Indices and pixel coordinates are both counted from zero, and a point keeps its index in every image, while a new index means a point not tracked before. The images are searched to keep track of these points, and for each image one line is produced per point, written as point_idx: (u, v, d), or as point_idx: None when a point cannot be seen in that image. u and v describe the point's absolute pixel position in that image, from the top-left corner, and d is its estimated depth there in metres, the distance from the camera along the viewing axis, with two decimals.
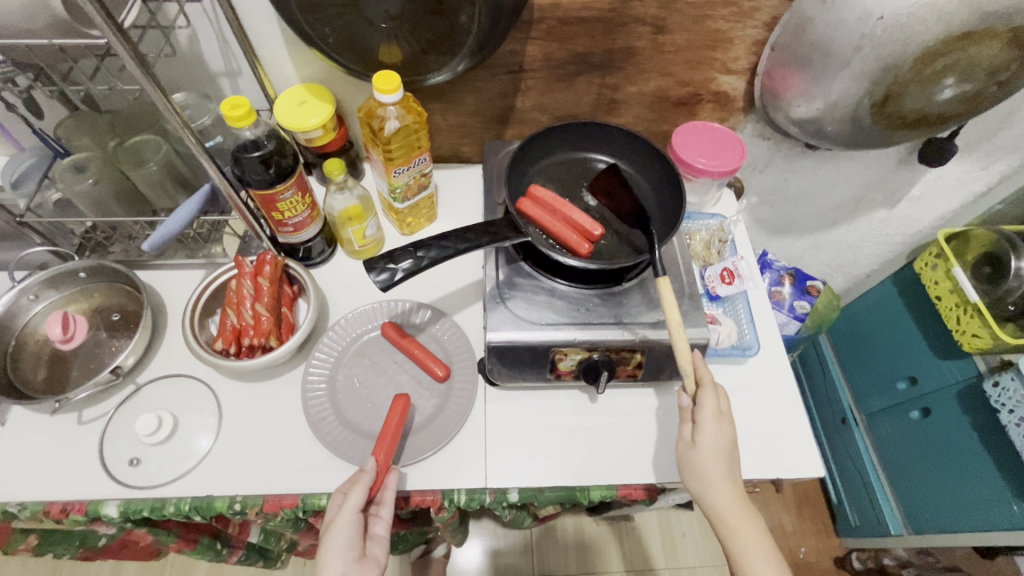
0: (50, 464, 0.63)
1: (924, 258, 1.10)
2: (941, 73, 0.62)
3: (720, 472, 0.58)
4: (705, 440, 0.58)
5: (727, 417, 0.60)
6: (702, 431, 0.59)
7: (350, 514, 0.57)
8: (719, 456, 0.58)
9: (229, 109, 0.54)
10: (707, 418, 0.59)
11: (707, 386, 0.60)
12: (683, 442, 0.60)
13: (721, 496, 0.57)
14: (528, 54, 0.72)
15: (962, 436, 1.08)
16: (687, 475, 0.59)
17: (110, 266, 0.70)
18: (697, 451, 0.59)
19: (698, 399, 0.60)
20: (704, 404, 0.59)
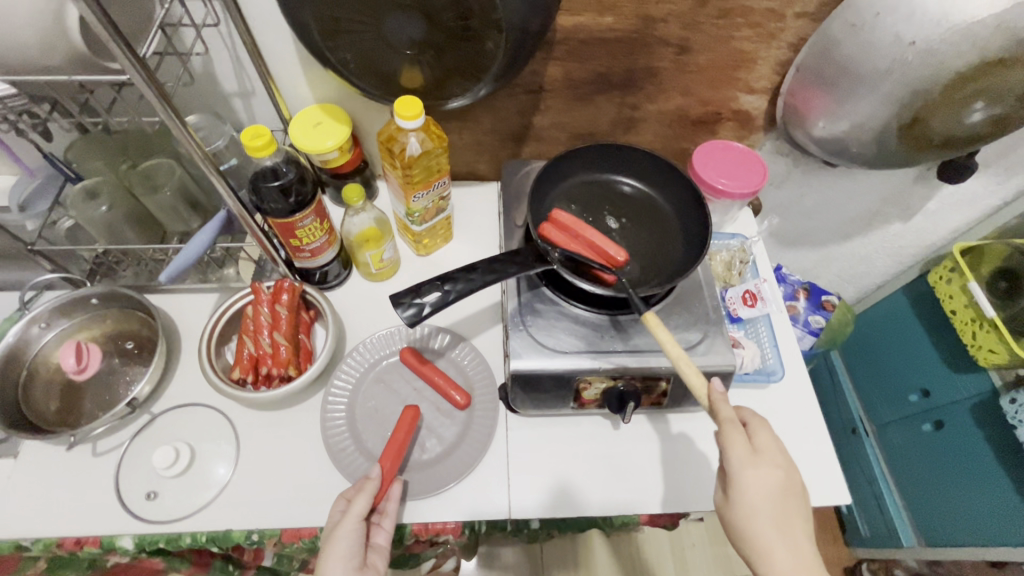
0: (63, 497, 0.62)
1: (939, 271, 1.10)
2: (971, 97, 0.61)
3: (766, 528, 0.52)
4: (740, 494, 0.53)
5: (763, 457, 0.54)
6: (737, 484, 0.53)
7: (353, 522, 0.56)
8: (761, 509, 0.52)
9: (249, 139, 0.53)
10: (737, 466, 0.53)
11: (726, 423, 0.54)
12: (723, 496, 0.55)
13: (776, 558, 0.51)
14: (549, 75, 0.70)
15: (977, 450, 1.07)
16: (735, 537, 0.54)
17: (122, 292, 0.68)
18: (733, 507, 0.53)
19: (726, 442, 0.54)
20: (731, 448, 0.53)
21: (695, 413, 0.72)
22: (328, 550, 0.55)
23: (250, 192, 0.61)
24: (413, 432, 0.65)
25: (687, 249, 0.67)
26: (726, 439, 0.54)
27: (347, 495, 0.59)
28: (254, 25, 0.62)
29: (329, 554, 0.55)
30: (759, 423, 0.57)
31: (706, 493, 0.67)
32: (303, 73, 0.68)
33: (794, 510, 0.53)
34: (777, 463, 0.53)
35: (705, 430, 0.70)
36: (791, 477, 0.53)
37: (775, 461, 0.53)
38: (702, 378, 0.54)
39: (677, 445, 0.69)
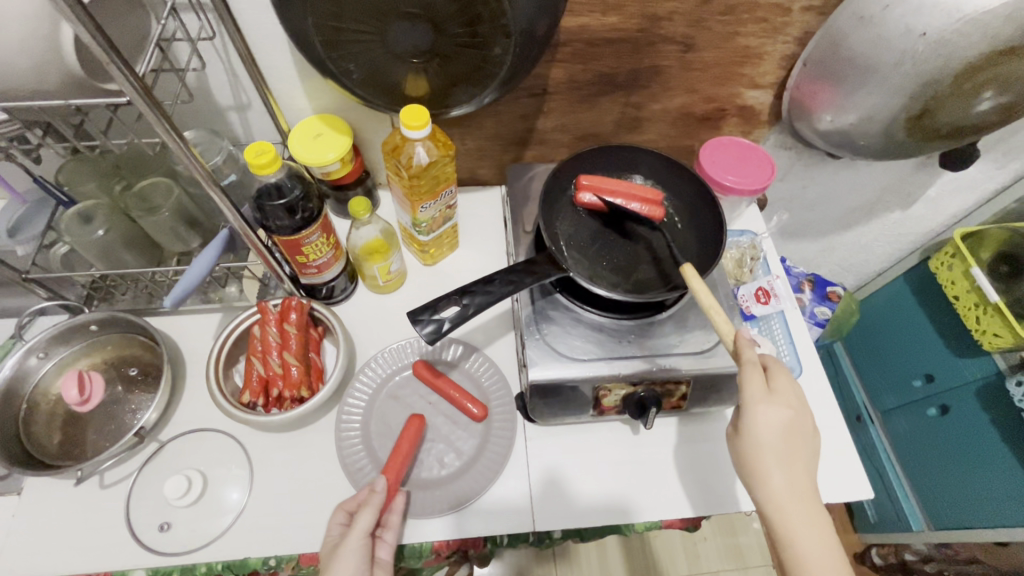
0: (71, 534, 0.59)
1: (940, 257, 1.11)
2: (980, 87, 0.61)
3: (769, 461, 0.51)
4: (747, 426, 0.53)
5: (779, 397, 0.53)
6: (746, 417, 0.53)
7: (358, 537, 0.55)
8: (766, 443, 0.52)
9: (252, 156, 0.51)
10: (749, 400, 0.53)
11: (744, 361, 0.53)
12: (733, 429, 0.56)
13: (773, 487, 0.51)
14: (552, 77, 0.69)
15: (984, 431, 1.08)
16: (738, 466, 0.54)
17: (123, 317, 0.66)
18: (740, 439, 0.53)
19: (743, 378, 0.53)
20: (745, 383, 0.53)
21: (714, 414, 0.71)
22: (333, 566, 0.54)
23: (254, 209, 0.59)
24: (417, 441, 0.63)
25: (702, 249, 0.66)
26: (743, 375, 0.53)
27: (348, 508, 0.58)
28: (250, 36, 0.60)
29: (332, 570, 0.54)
30: (780, 367, 0.56)
31: (730, 495, 0.66)
32: (301, 84, 0.66)
33: (802, 455, 0.52)
34: (790, 403, 0.53)
35: (725, 431, 0.70)
36: (802, 419, 0.53)
37: (789, 402, 0.53)
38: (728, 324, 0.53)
39: (697, 447, 0.69)
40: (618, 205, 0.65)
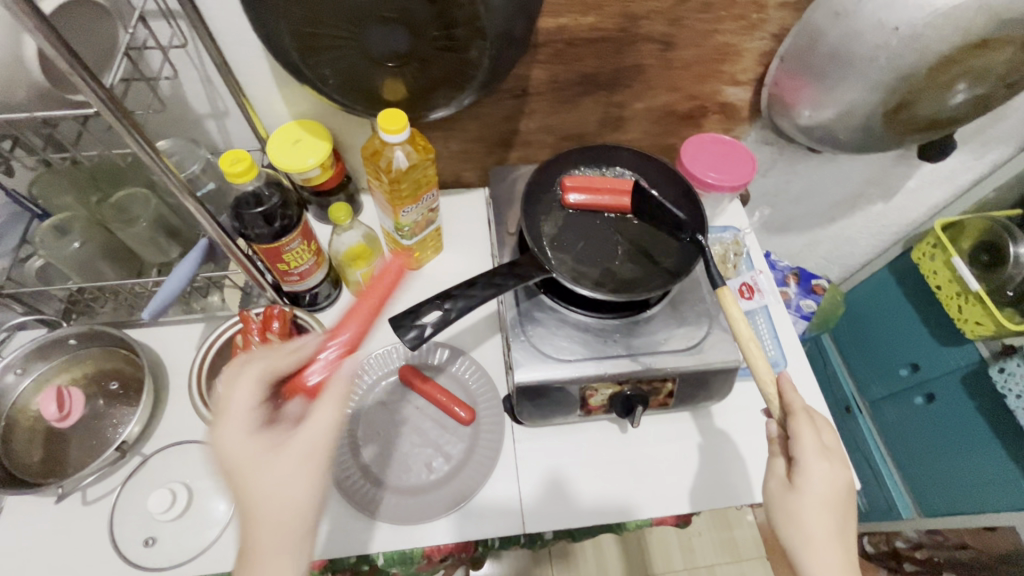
0: (54, 553, 0.58)
1: (921, 248, 1.11)
2: (955, 80, 0.61)
3: (827, 522, 0.51)
4: (805, 483, 0.52)
5: (834, 454, 0.53)
6: (805, 472, 0.52)
7: (246, 435, 0.44)
8: (823, 501, 0.51)
9: (227, 165, 0.51)
10: (808, 455, 0.52)
11: (799, 412, 0.54)
12: (782, 483, 0.54)
13: (823, 550, 0.50)
14: (534, 78, 0.69)
15: (970, 417, 1.10)
16: (780, 525, 0.53)
17: (103, 330, 0.65)
18: (796, 496, 0.52)
19: (796, 430, 0.53)
20: (801, 436, 0.53)
21: (701, 411, 0.71)
22: (255, 484, 0.42)
23: (233, 219, 0.59)
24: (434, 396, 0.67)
25: (685, 246, 0.66)
26: (797, 426, 0.53)
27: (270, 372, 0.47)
28: (225, 43, 0.59)
29: (257, 499, 0.42)
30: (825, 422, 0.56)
31: (719, 489, 0.66)
32: (279, 90, 0.66)
33: (850, 519, 0.52)
34: (845, 461, 0.53)
35: (712, 427, 0.70)
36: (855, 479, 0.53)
37: (844, 459, 0.53)
38: (769, 368, 0.54)
39: (685, 444, 0.69)
40: (608, 198, 0.67)
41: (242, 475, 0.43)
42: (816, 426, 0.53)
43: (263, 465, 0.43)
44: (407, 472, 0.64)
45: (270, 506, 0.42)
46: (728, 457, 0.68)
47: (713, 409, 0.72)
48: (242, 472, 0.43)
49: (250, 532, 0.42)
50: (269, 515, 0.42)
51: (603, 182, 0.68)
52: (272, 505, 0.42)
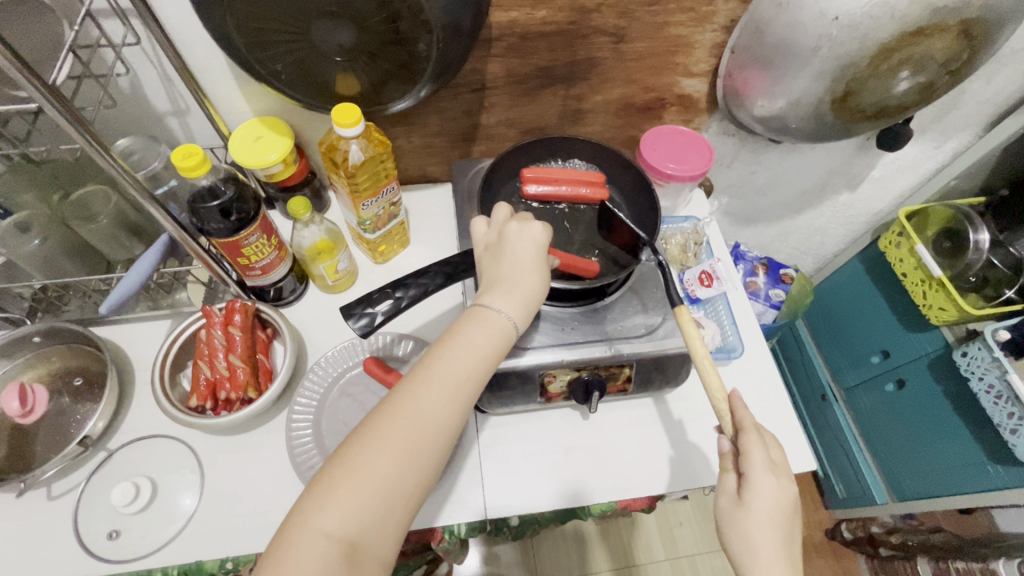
0: (19, 548, 0.59)
1: (888, 236, 1.13)
2: (896, 67, 0.63)
3: (775, 537, 0.51)
4: (754, 499, 0.52)
5: (781, 469, 0.53)
6: (753, 489, 0.51)
7: (537, 248, 0.55)
8: (772, 518, 0.51)
9: (179, 160, 0.52)
10: (759, 472, 0.51)
11: (749, 429, 0.53)
12: (731, 499, 0.54)
13: (770, 565, 0.50)
14: (490, 72, 0.70)
15: (938, 404, 1.12)
16: (729, 541, 0.53)
17: (66, 326, 0.66)
18: (746, 514, 0.52)
19: (745, 446, 0.52)
20: (751, 453, 0.52)
21: (661, 397, 0.73)
22: (510, 258, 0.54)
23: (190, 215, 0.59)
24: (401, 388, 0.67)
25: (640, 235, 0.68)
26: (748, 444, 0.52)
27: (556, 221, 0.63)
28: (179, 41, 0.60)
29: (531, 265, 0.54)
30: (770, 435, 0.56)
31: (678, 472, 0.68)
32: (237, 87, 0.66)
33: (796, 530, 0.53)
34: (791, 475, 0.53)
35: (671, 412, 0.72)
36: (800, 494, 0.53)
37: (791, 475, 0.53)
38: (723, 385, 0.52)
39: (645, 429, 0.71)
40: (564, 190, 0.67)
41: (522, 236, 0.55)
42: (765, 441, 0.53)
43: (538, 243, 0.55)
44: None
45: (531, 268, 0.53)
46: (687, 441, 0.70)
47: (673, 394, 0.73)
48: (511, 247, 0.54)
49: (500, 287, 0.52)
50: (531, 278, 0.53)
51: (561, 173, 0.68)
52: (539, 278, 0.53)
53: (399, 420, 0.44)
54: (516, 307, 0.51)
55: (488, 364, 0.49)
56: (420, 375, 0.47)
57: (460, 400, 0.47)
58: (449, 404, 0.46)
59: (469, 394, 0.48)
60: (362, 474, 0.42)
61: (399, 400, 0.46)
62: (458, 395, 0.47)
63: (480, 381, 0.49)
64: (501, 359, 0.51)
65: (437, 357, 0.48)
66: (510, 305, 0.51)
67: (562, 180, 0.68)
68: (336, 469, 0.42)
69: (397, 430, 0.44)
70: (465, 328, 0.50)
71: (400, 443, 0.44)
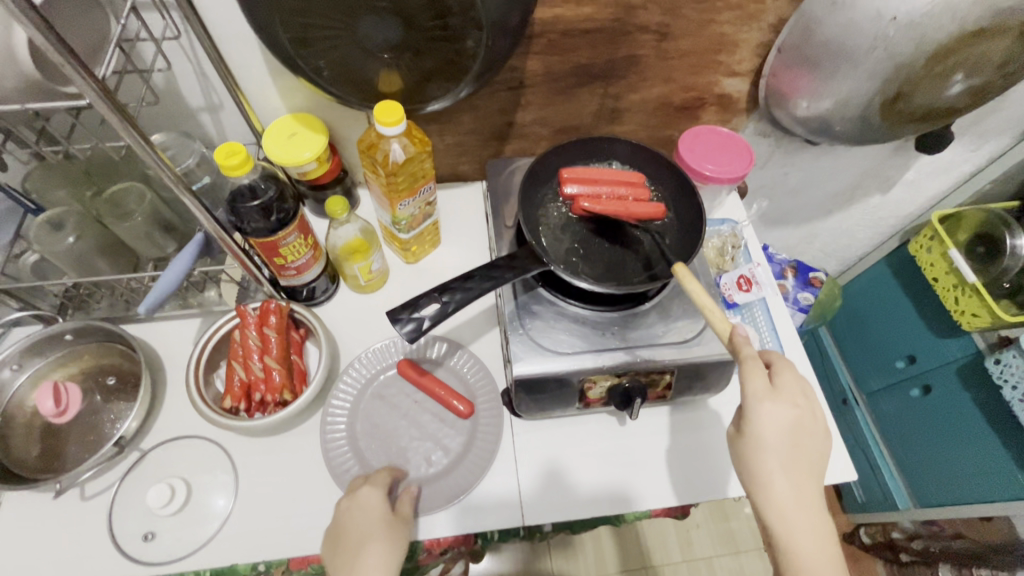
0: (52, 548, 0.58)
1: (918, 241, 1.11)
2: (951, 69, 0.61)
3: (771, 463, 0.51)
4: (753, 428, 0.52)
5: (785, 395, 0.52)
6: (751, 419, 0.52)
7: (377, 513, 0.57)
8: (769, 443, 0.51)
9: (223, 158, 0.51)
10: (753, 398, 0.52)
11: (745, 357, 0.52)
12: (735, 430, 0.55)
13: (774, 488, 0.50)
14: (529, 69, 0.68)
15: (966, 410, 1.10)
16: (736, 468, 0.54)
17: (99, 324, 0.65)
18: (746, 444, 0.52)
19: (743, 374, 0.52)
20: (750, 381, 0.52)
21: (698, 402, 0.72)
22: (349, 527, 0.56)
23: (228, 212, 0.58)
24: (448, 397, 0.67)
25: (683, 238, 0.66)
26: (744, 371, 0.52)
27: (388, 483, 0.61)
28: (218, 35, 0.58)
29: (355, 516, 0.57)
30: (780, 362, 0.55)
31: (717, 480, 0.67)
32: (272, 83, 0.65)
33: (810, 455, 0.52)
34: (795, 401, 0.52)
35: (709, 419, 0.70)
36: (807, 418, 0.52)
37: (794, 399, 0.52)
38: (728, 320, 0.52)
39: (681, 435, 0.69)
40: (606, 189, 0.66)
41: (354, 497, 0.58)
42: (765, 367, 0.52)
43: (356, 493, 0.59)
44: (406, 465, 0.64)
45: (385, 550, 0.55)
46: (726, 448, 0.69)
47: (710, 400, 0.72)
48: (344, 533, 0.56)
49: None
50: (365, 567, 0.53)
51: (600, 175, 0.67)
52: None
53: None
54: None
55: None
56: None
57: None
58: None
59: None
60: None
61: None
62: None
63: None
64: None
65: None
66: None
67: (601, 180, 0.67)
68: None
69: None
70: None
71: None
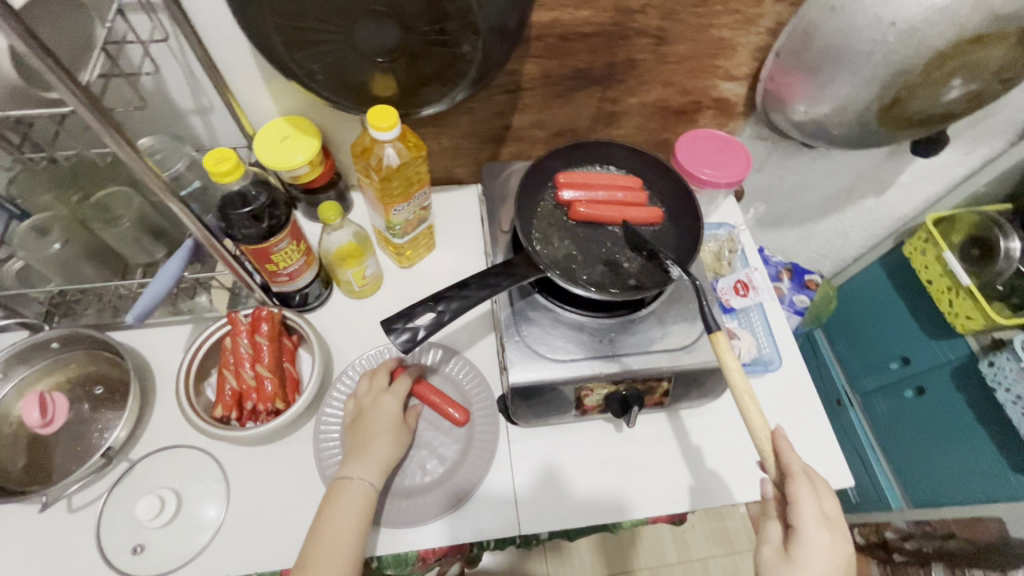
0: (38, 562, 0.57)
1: (913, 243, 1.12)
2: (950, 75, 0.61)
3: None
4: (803, 554, 0.49)
5: (836, 524, 0.50)
6: (802, 541, 0.49)
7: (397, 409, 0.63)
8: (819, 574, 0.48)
9: (212, 164, 0.49)
10: (810, 523, 0.49)
11: (797, 474, 0.51)
12: (777, 553, 0.51)
13: None
14: (526, 73, 0.68)
15: (960, 413, 1.10)
16: None
17: (85, 332, 0.63)
18: (792, 568, 0.49)
19: (796, 495, 0.50)
20: (802, 502, 0.50)
21: (696, 408, 0.71)
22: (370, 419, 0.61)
23: (218, 219, 0.57)
24: (446, 403, 0.65)
25: (681, 243, 0.66)
26: (797, 493, 0.50)
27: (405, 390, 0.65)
28: (208, 37, 0.57)
29: (379, 408, 0.62)
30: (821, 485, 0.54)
31: (715, 486, 0.66)
32: (265, 86, 0.64)
33: None
34: (844, 534, 0.50)
35: (707, 424, 0.70)
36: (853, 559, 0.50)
37: (844, 534, 0.50)
38: (766, 424, 0.50)
39: (682, 441, 0.69)
40: (602, 194, 0.66)
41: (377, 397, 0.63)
42: (816, 491, 0.51)
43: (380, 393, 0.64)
44: (401, 474, 0.64)
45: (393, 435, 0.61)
46: (723, 454, 0.68)
47: (710, 405, 0.71)
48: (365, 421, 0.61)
49: (358, 454, 0.59)
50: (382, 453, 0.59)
51: (597, 179, 0.67)
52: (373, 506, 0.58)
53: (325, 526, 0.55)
54: (374, 469, 0.58)
55: (362, 520, 0.55)
56: (316, 538, 0.53)
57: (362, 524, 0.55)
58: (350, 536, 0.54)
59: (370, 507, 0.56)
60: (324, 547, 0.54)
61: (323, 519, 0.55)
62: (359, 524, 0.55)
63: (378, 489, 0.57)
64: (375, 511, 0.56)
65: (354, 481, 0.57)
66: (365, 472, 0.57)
67: (597, 184, 0.67)
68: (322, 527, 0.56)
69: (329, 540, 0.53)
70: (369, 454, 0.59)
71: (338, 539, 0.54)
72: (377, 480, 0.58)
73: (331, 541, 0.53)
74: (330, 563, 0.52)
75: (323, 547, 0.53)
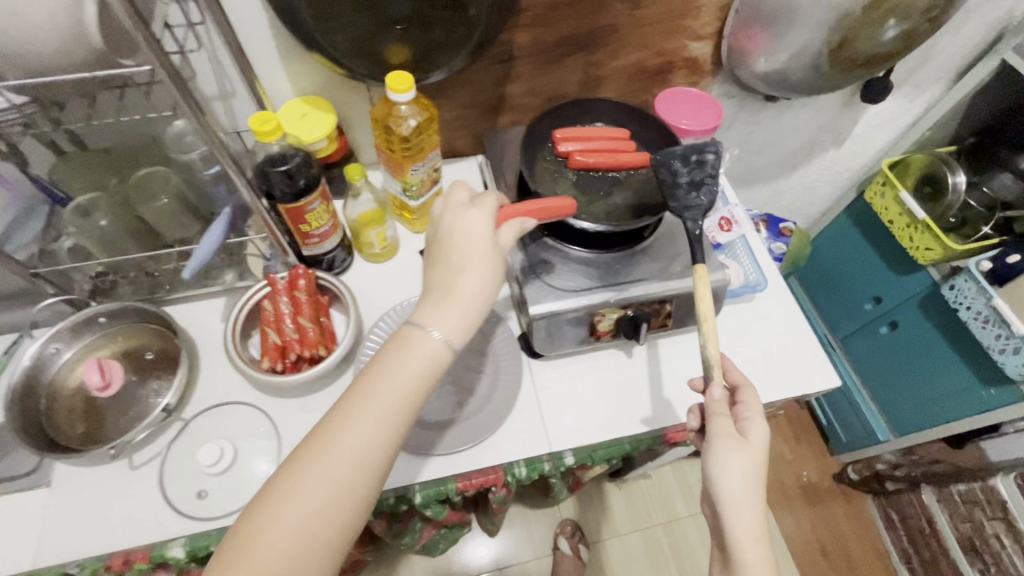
0: (107, 515, 0.61)
1: (873, 188, 1.21)
2: (885, 16, 0.71)
3: (760, 479, 0.54)
4: (754, 438, 0.56)
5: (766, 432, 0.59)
6: (755, 428, 0.56)
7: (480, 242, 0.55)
8: (764, 459, 0.55)
9: (257, 125, 0.57)
10: (761, 415, 0.58)
11: (746, 385, 0.62)
12: (734, 440, 0.55)
13: (751, 513, 0.53)
14: (518, 42, 0.75)
15: (929, 337, 1.21)
16: (724, 475, 0.54)
17: (133, 305, 0.68)
18: (748, 450, 0.54)
19: (748, 398, 0.59)
20: (751, 403, 0.59)
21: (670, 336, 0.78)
22: (453, 265, 0.54)
23: (257, 181, 0.63)
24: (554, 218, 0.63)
25: None
26: (747, 395, 0.60)
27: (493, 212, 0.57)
28: (234, 21, 0.64)
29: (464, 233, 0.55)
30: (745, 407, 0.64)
31: None
32: (283, 67, 0.70)
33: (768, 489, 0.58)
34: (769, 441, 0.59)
35: (675, 351, 0.77)
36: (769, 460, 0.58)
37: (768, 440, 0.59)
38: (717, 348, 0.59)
39: (661, 366, 0.75)
40: (594, 141, 0.74)
41: (460, 218, 0.56)
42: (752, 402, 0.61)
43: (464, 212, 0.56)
44: (437, 410, 0.69)
45: (483, 283, 0.53)
46: None
47: (680, 336, 0.78)
48: (455, 247, 0.55)
49: (442, 304, 0.52)
50: (467, 286, 0.53)
51: (590, 129, 0.75)
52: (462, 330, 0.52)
53: (375, 383, 0.48)
54: (453, 330, 0.51)
55: (427, 375, 0.50)
56: (350, 407, 0.47)
57: (406, 406, 0.48)
58: (401, 400, 0.48)
59: (425, 380, 0.50)
60: (364, 415, 0.46)
61: (375, 372, 0.49)
62: (394, 423, 0.47)
63: (432, 370, 0.50)
64: (439, 374, 0.51)
65: (439, 307, 0.52)
66: (442, 323, 0.51)
67: (590, 133, 0.74)
68: (355, 402, 0.47)
69: (382, 395, 0.47)
70: (464, 277, 0.53)
71: (389, 401, 0.47)
72: (453, 341, 0.51)
73: (388, 395, 0.47)
74: (378, 428, 0.46)
75: (363, 411, 0.47)
